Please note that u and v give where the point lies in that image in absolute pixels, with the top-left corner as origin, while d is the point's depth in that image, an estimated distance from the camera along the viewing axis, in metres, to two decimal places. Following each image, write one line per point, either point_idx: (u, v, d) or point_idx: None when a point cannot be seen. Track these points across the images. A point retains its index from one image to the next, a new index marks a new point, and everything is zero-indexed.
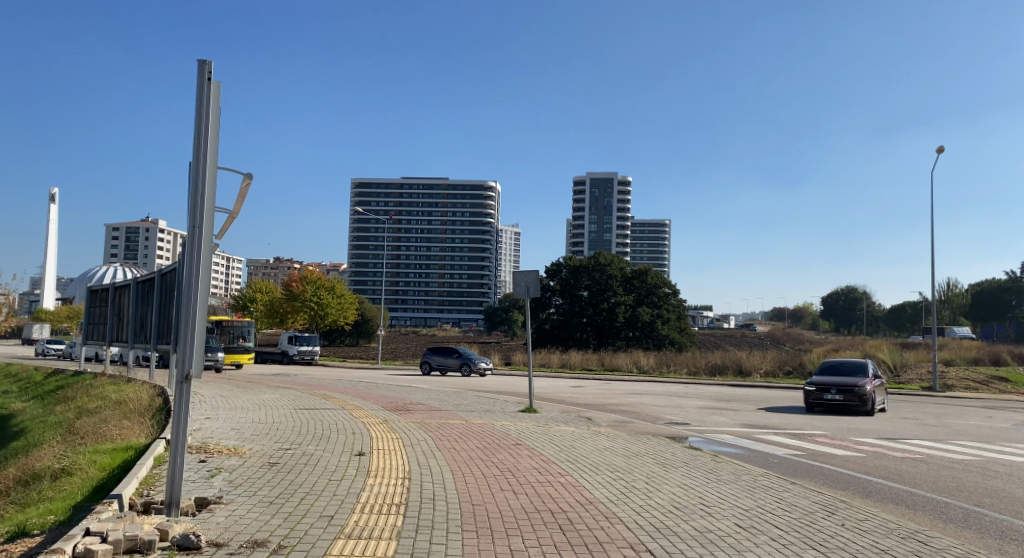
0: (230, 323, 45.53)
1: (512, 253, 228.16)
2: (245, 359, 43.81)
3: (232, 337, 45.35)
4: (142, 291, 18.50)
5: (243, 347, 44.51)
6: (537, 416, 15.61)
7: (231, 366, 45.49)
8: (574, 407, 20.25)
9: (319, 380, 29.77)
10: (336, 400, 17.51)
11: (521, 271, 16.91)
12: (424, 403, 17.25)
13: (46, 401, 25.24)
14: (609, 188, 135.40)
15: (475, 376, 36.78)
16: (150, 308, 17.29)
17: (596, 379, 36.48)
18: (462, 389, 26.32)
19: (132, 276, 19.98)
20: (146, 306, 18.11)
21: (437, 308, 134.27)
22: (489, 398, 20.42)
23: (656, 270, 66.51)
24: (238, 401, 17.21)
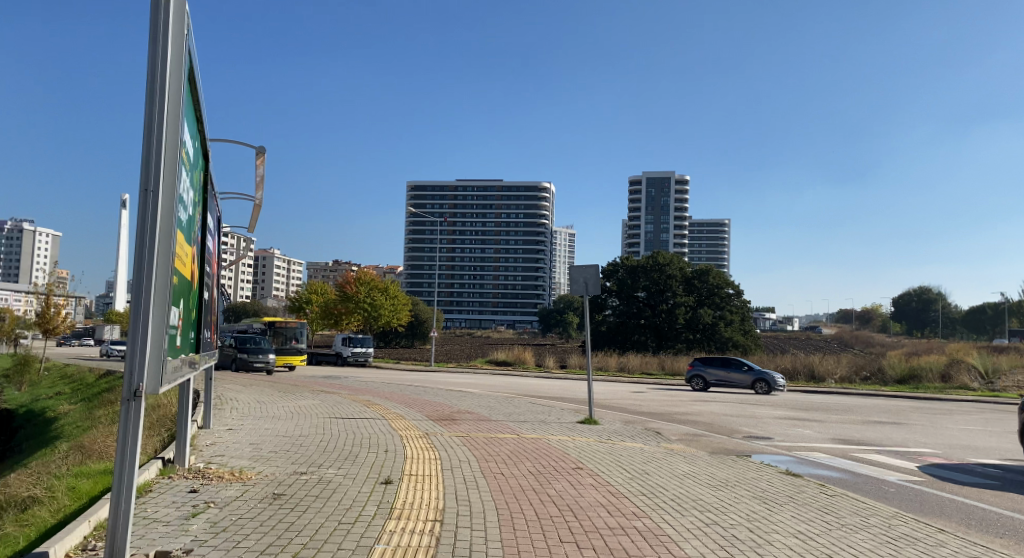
0: (283, 325, 44.94)
1: (566, 256, 226.11)
2: (297, 361, 43.11)
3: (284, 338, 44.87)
4: None
5: (295, 348, 43.84)
6: (598, 428, 13.81)
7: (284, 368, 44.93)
8: (639, 417, 18.37)
9: (367, 384, 28.53)
10: (378, 409, 16.09)
11: (578, 265, 15.16)
12: (473, 413, 15.67)
13: (91, 403, 24.58)
14: (666, 187, 132.31)
15: (529, 381, 35.13)
16: None
17: (658, 385, 34.44)
18: (516, 395, 24.67)
19: None
20: None
21: (491, 310, 133.19)
22: (544, 406, 18.73)
23: (717, 269, 63.83)
24: (273, 409, 15.90)
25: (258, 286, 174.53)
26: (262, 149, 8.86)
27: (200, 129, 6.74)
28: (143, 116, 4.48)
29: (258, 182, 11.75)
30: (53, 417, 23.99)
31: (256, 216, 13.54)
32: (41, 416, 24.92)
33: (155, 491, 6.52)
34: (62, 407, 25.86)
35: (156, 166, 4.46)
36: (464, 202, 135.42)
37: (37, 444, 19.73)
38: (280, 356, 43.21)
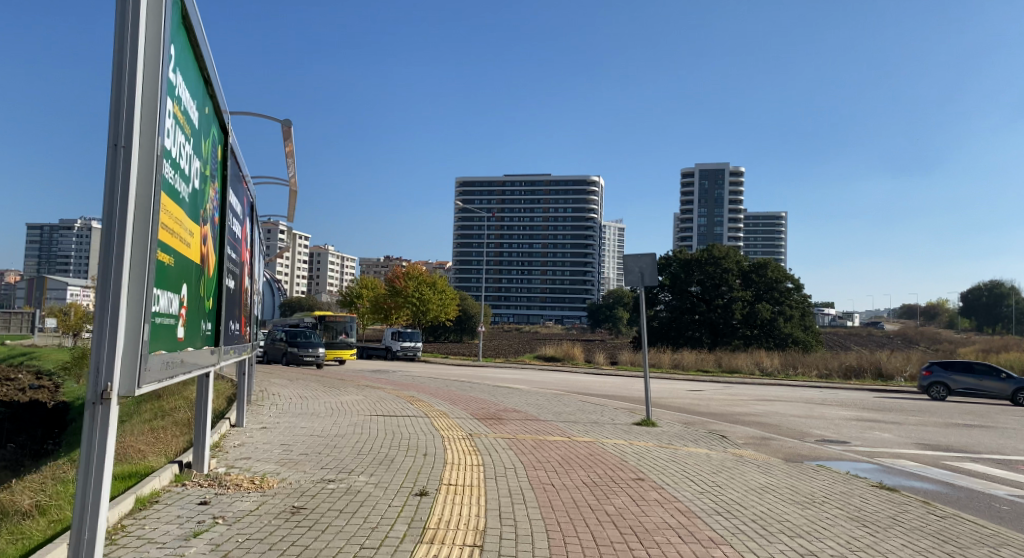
0: (333, 319, 45.09)
1: (617, 250, 223.57)
2: (347, 354, 42.55)
3: (334, 332, 44.84)
4: None
5: (344, 342, 43.57)
6: (657, 430, 12.75)
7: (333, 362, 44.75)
8: (698, 418, 17.20)
9: (413, 378, 27.90)
10: (422, 405, 15.33)
11: (633, 254, 14.11)
12: (521, 411, 14.78)
13: None
14: (720, 179, 129.21)
15: (580, 377, 34.08)
16: None
17: (715, 384, 33.06)
18: (567, 392, 23.69)
19: None
20: None
21: (539, 305, 132.13)
22: (597, 404, 17.73)
23: (776, 263, 61.66)
24: (315, 404, 15.28)
25: (312, 281, 177.25)
26: (287, 120, 8.17)
27: (210, 93, 5.96)
28: (112, 55, 3.65)
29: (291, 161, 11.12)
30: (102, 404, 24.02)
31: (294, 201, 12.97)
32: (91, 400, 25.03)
33: (162, 502, 5.76)
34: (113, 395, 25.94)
35: (128, 115, 3.63)
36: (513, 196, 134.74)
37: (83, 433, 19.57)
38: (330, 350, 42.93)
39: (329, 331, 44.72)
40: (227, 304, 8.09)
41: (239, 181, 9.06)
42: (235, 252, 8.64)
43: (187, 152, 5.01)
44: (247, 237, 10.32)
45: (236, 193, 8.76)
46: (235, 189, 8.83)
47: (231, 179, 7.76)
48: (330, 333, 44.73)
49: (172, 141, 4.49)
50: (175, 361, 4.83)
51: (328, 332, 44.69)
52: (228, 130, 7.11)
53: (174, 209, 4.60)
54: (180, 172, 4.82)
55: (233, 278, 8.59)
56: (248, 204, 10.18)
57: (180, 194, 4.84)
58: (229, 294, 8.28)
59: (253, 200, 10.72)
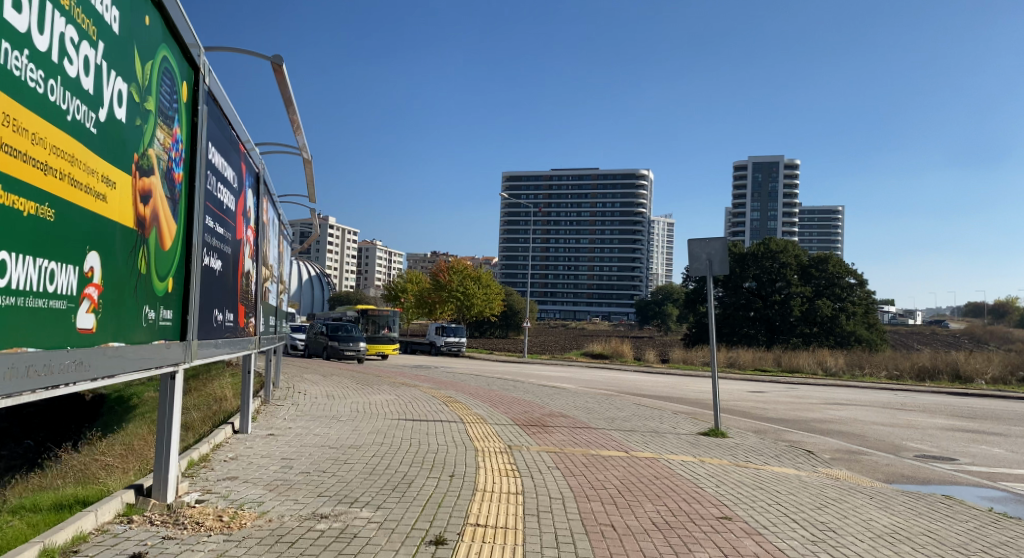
0: (375, 313, 43.41)
1: (666, 247, 219.82)
2: (389, 350, 41.18)
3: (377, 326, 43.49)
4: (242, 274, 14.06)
5: (386, 337, 42.18)
6: (728, 443, 10.91)
7: (376, 356, 43.51)
8: (768, 426, 15.25)
9: (455, 375, 26.39)
10: (458, 409, 13.76)
11: (700, 238, 12.26)
12: (569, 418, 13.08)
13: None
14: (774, 172, 125.30)
15: (631, 376, 32.21)
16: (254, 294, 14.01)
17: (777, 385, 30.82)
18: (617, 393, 21.92)
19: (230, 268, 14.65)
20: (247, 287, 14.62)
21: (586, 302, 129.88)
22: (653, 408, 15.93)
23: (837, 257, 58.72)
24: (340, 403, 13.84)
25: (360, 275, 178.25)
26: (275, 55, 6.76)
27: None
28: None
29: (299, 128, 9.63)
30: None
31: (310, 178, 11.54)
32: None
33: (82, 554, 4.20)
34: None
35: None
36: (560, 190, 133.16)
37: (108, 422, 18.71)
38: (371, 345, 41.69)
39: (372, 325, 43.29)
40: (208, 289, 6.58)
41: (231, 141, 7.51)
42: (225, 227, 7.16)
43: (90, 60, 3.40)
44: (250, 212, 8.81)
45: (227, 154, 7.27)
46: (226, 151, 7.33)
47: (209, 131, 6.19)
48: (373, 327, 43.35)
49: (36, 33, 2.89)
50: (59, 362, 3.23)
51: (371, 327, 43.30)
52: (199, 65, 5.56)
53: (48, 135, 3.03)
54: (69, 83, 3.22)
55: (223, 258, 7.10)
56: (250, 171, 8.70)
57: (71, 116, 3.24)
58: (215, 277, 6.80)
59: (257, 170, 9.24)
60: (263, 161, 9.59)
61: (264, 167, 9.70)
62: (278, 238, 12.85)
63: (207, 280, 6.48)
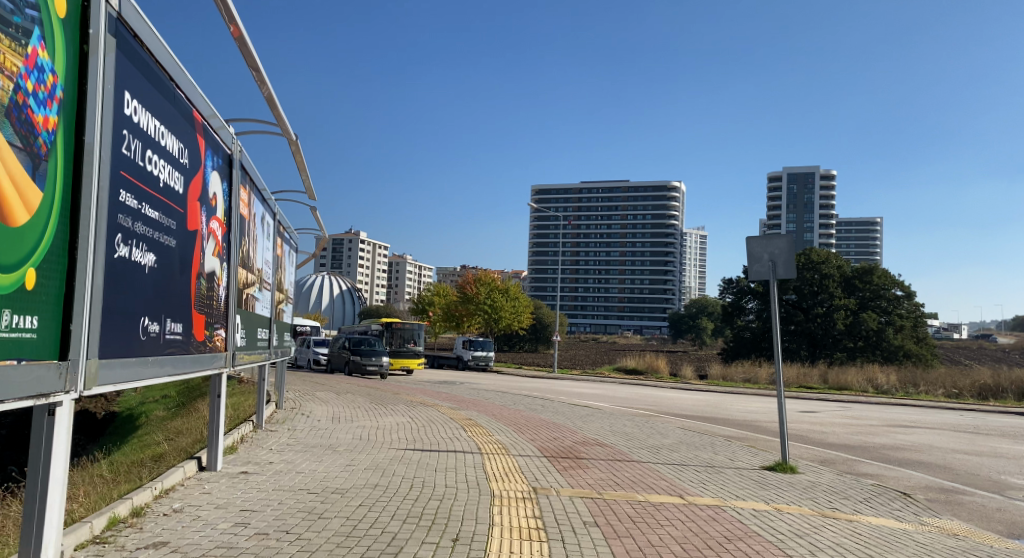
0: (400, 325, 41.90)
1: (698, 261, 216.31)
2: (414, 364, 39.62)
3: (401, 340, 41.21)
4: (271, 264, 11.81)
5: (411, 351, 40.55)
6: (802, 482, 8.97)
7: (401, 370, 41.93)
8: (835, 456, 13.22)
9: (480, 392, 24.66)
10: (478, 435, 11.98)
11: (756, 237, 10.44)
12: (606, 447, 11.24)
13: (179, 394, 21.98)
14: (811, 182, 122.15)
15: (669, 393, 30.15)
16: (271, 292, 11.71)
17: (829, 403, 28.52)
18: (657, 414, 19.98)
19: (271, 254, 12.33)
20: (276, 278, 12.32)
21: (617, 315, 127.50)
22: (700, 434, 13.99)
23: (882, 267, 55.98)
24: (345, 427, 12.17)
25: (391, 290, 178.04)
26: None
27: None
28: None
29: (278, 104, 8.11)
30: (140, 404, 21.91)
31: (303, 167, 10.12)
32: (134, 398, 23.20)
33: None
34: (161, 394, 24.24)
35: None
36: (591, 203, 131.46)
37: (110, 437, 17.44)
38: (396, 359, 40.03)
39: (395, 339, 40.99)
40: (130, 291, 4.91)
41: (179, 106, 5.91)
42: (167, 214, 5.57)
43: None
44: (217, 202, 7.19)
45: (172, 120, 5.68)
46: (171, 117, 5.73)
47: (122, 76, 4.54)
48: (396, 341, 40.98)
49: None
50: None
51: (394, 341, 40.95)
52: None
53: None
54: None
55: (161, 252, 5.49)
56: (217, 151, 7.14)
57: None
58: (145, 276, 5.17)
59: (231, 151, 7.71)
60: (239, 141, 8.04)
61: (242, 149, 8.19)
62: (270, 237, 11.33)
63: (125, 278, 4.81)
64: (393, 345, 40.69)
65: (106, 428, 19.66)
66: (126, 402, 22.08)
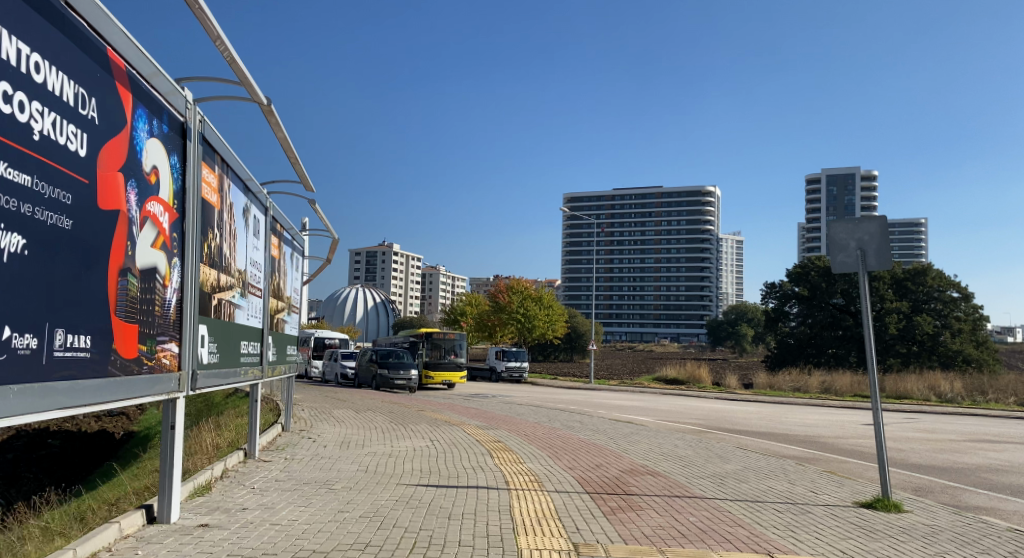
0: (440, 336, 38.59)
1: (734, 267, 212.33)
2: (457, 380, 37.06)
3: (442, 352, 37.96)
4: (266, 268, 10.28)
5: (453, 363, 37.77)
6: (918, 528, 7.01)
7: (445, 384, 38.99)
8: (929, 483, 11.19)
9: (512, 406, 22.95)
10: (506, 463, 10.18)
11: (838, 222, 8.67)
12: (660, 478, 9.38)
13: (199, 410, 20.74)
14: (851, 183, 118.45)
15: (716, 406, 28.06)
16: (265, 298, 10.17)
17: (893, 414, 26.15)
18: (708, 430, 18.01)
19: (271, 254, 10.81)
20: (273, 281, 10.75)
21: (653, 323, 124.85)
22: (765, 458, 12.03)
23: (935, 268, 52.73)
24: (352, 455, 10.50)
25: (425, 302, 177.60)
26: None
27: None
28: None
29: (244, 63, 6.51)
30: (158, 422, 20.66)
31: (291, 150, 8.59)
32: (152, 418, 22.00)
33: None
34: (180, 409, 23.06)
35: None
36: (623, 209, 129.29)
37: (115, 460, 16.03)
38: (437, 373, 37.47)
39: (436, 351, 37.73)
40: None
41: (80, 39, 4.31)
42: (52, 183, 3.97)
43: None
44: (159, 178, 5.55)
45: (65, 54, 4.10)
46: (63, 50, 4.11)
47: None
48: (436, 353, 37.68)
49: None
50: None
51: (433, 351, 37.70)
52: None
53: None
54: None
55: (38, 237, 3.87)
56: (159, 113, 5.55)
57: None
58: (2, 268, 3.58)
59: (184, 119, 6.11)
60: (198, 109, 6.43)
61: (204, 118, 6.62)
62: (260, 235, 9.71)
63: None
64: (433, 357, 37.56)
65: (118, 450, 18.31)
66: (144, 421, 20.69)
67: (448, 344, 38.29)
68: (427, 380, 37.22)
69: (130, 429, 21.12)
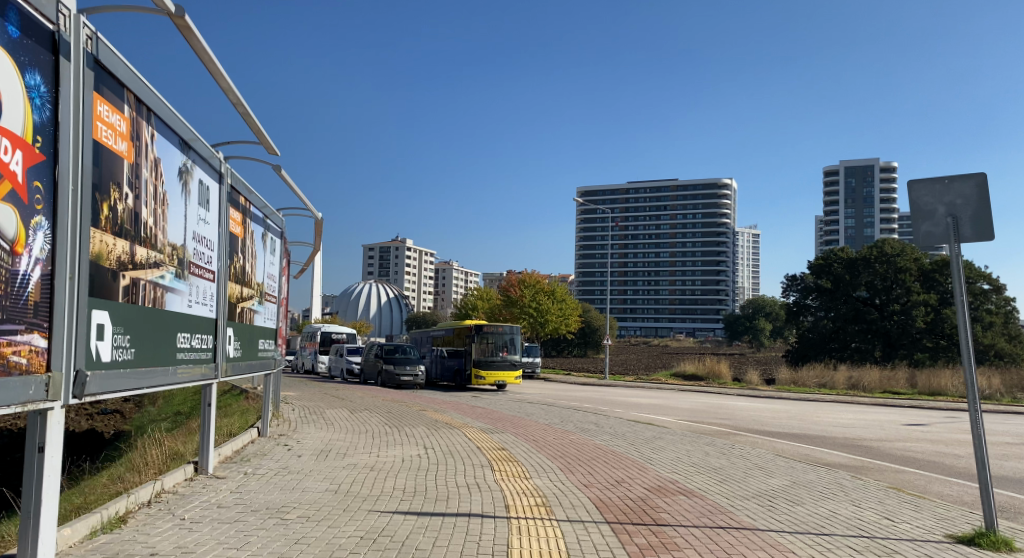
0: (488, 328, 29.85)
1: (749, 262, 209.99)
2: (510, 380, 29.12)
3: (494, 349, 29.68)
4: (225, 249, 8.65)
5: (507, 360, 29.76)
6: None
7: (499, 387, 30.77)
8: (1012, 501, 9.40)
9: (522, 405, 21.34)
10: (509, 479, 8.48)
11: (919, 180, 6.84)
12: (697, 500, 7.71)
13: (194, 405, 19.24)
14: (870, 174, 115.65)
15: (740, 404, 26.25)
16: (223, 283, 8.54)
17: (933, 413, 24.17)
18: (736, 432, 16.26)
19: (234, 233, 9.18)
20: (233, 264, 9.13)
21: (668, 318, 122.69)
22: (812, 471, 10.28)
23: (965, 258, 50.33)
24: (328, 468, 8.87)
25: (438, 297, 176.49)
26: None
27: None
28: None
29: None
30: (149, 418, 19.27)
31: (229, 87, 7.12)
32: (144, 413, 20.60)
33: None
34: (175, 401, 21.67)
35: None
36: (638, 202, 127.14)
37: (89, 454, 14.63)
38: (488, 374, 29.35)
39: (485, 349, 29.53)
40: None
41: None
42: None
43: None
44: None
45: None
46: None
47: None
48: (487, 351, 29.50)
49: None
50: None
51: (482, 350, 29.46)
52: None
53: None
54: None
55: None
56: None
57: None
58: None
59: (57, 29, 4.41)
60: (85, 20, 4.74)
61: (97, 33, 4.95)
62: (212, 205, 8.02)
63: None
64: (483, 355, 29.46)
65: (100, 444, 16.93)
66: (135, 419, 18.98)
67: (499, 339, 30.02)
68: (476, 381, 29.40)
69: (120, 423, 19.73)
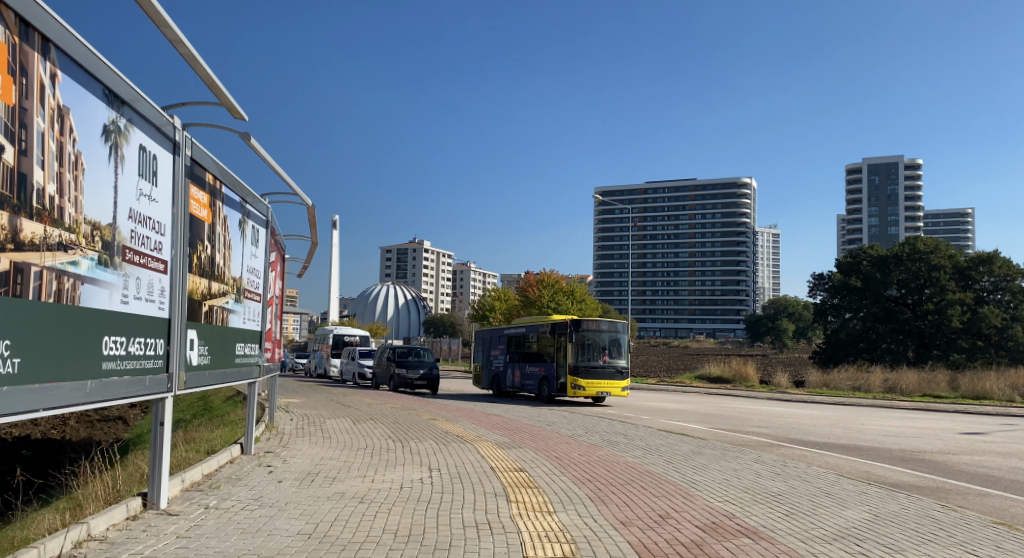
0: (590, 327, 25.06)
1: (769, 263, 206.77)
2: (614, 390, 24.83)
3: (593, 353, 24.95)
4: (182, 232, 7.10)
5: (611, 366, 25.04)
6: None
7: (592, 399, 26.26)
8: None
9: (541, 413, 19.72)
10: (527, 514, 6.89)
11: None
12: (765, 545, 6.06)
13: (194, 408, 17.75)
14: (895, 172, 112.72)
15: (775, 409, 24.44)
16: (178, 274, 7.01)
17: (988, 421, 22.19)
18: (781, 444, 14.51)
19: (197, 215, 7.64)
20: (194, 250, 7.57)
21: (688, 319, 120.28)
22: (889, 499, 8.56)
23: (1002, 255, 47.97)
24: (309, 499, 7.33)
25: (455, 299, 175.28)
26: None
27: None
28: None
29: None
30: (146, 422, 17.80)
31: (163, 22, 5.81)
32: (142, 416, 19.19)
33: None
34: None
35: None
36: (656, 202, 125.11)
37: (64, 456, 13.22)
38: (589, 383, 24.82)
39: (582, 351, 24.84)
40: None
41: None
42: None
43: None
44: None
45: None
46: None
47: None
48: (584, 356, 24.81)
49: None
50: None
51: (577, 354, 24.79)
52: None
53: None
54: None
55: None
56: None
57: None
58: None
59: None
60: None
61: None
62: (161, 178, 6.52)
63: None
64: (581, 360, 24.79)
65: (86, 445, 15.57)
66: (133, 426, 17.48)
67: (599, 339, 25.22)
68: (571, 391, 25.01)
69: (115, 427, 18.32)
